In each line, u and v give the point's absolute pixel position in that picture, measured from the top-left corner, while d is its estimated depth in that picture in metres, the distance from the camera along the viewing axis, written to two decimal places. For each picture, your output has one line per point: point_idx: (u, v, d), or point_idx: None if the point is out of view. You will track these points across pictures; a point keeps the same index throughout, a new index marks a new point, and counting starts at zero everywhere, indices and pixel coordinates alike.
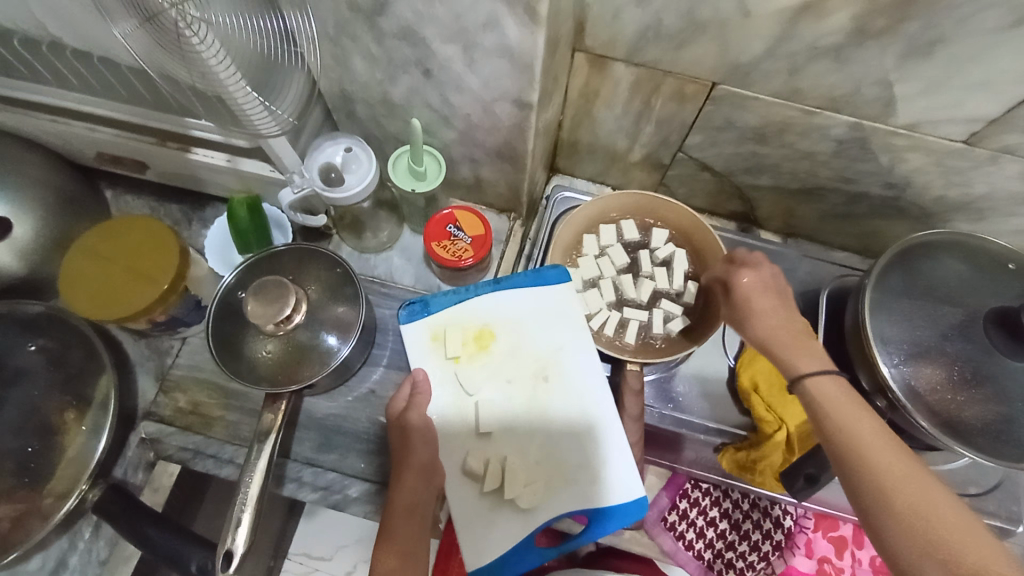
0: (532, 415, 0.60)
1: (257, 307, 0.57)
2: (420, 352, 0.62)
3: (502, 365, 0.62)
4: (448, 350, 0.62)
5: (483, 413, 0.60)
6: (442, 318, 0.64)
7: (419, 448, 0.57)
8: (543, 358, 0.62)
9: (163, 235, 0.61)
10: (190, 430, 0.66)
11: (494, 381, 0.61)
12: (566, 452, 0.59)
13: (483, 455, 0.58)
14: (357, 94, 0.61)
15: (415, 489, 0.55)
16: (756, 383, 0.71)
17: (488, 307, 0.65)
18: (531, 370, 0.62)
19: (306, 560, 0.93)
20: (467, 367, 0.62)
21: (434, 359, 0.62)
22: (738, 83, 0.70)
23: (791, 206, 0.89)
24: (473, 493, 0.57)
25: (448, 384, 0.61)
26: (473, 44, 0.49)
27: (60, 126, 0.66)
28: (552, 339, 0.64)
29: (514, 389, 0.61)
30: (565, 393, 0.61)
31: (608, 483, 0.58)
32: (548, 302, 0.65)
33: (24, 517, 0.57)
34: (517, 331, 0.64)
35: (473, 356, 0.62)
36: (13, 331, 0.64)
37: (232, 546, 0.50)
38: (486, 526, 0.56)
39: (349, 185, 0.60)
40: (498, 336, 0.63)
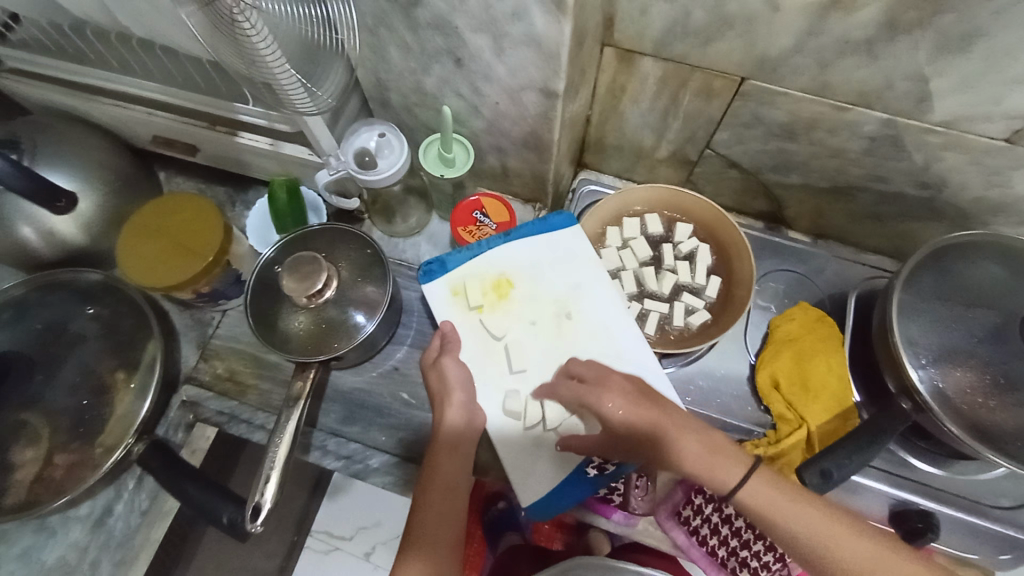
0: (560, 346, 0.66)
1: (291, 281, 0.61)
2: (443, 306, 0.67)
3: (525, 309, 0.67)
4: (471, 300, 0.67)
5: (512, 353, 0.65)
6: (461, 272, 0.68)
7: (456, 390, 0.61)
8: (562, 296, 0.67)
9: (210, 212, 0.66)
10: (225, 396, 0.70)
11: (519, 323, 0.67)
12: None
13: (516, 392, 0.64)
14: (392, 83, 0.64)
15: (455, 432, 0.59)
16: (777, 382, 0.73)
17: (503, 256, 0.69)
18: (553, 310, 0.67)
19: (327, 539, 0.96)
20: (491, 314, 0.67)
21: (457, 311, 0.67)
22: (767, 78, 0.70)
23: (821, 206, 0.88)
24: (515, 430, 0.63)
25: (473, 331, 0.66)
26: (503, 33, 0.51)
27: (123, 111, 0.71)
28: (568, 279, 0.68)
29: (540, 328, 0.66)
30: (586, 325, 0.66)
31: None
32: (561, 244, 0.69)
33: (78, 465, 0.63)
34: (534, 275, 0.68)
35: (496, 305, 0.67)
36: (76, 297, 0.70)
37: (260, 501, 0.54)
38: (533, 460, 0.62)
39: (381, 169, 0.64)
40: (516, 283, 0.68)
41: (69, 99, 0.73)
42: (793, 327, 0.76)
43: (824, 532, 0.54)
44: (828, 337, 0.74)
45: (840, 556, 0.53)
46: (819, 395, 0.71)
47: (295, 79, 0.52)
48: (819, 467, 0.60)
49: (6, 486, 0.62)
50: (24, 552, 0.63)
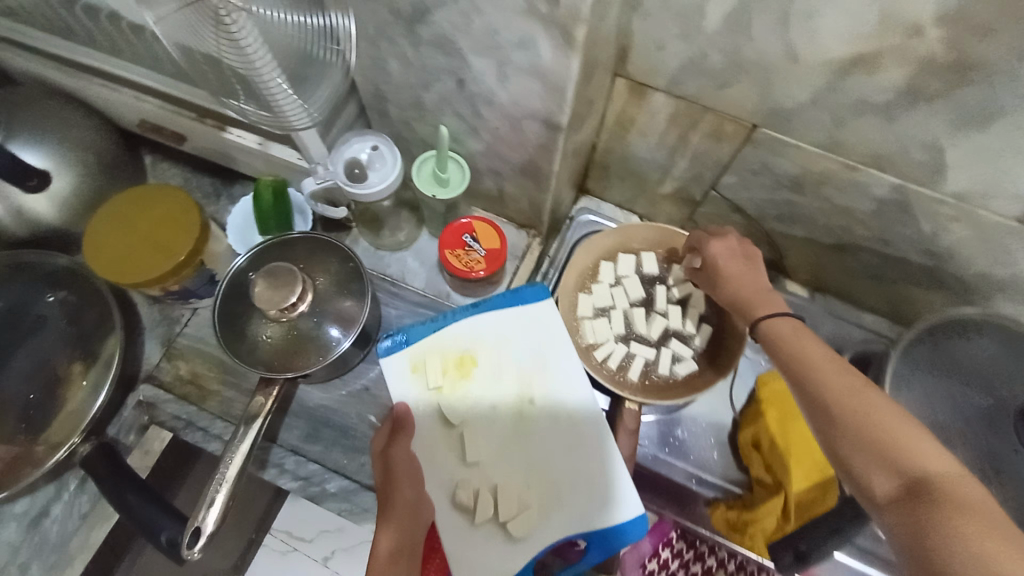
0: (521, 436, 0.59)
1: (264, 291, 0.58)
2: (399, 383, 0.60)
3: (485, 389, 0.60)
4: (429, 379, 0.60)
5: (467, 444, 0.57)
6: (422, 347, 0.61)
7: (404, 482, 0.55)
8: (527, 378, 0.61)
9: (187, 209, 0.63)
10: (185, 400, 0.67)
11: (479, 406, 0.60)
12: (558, 474, 0.58)
13: (472, 486, 0.57)
14: (391, 95, 0.61)
15: (399, 525, 0.52)
16: (757, 442, 0.71)
17: (468, 331, 0.62)
18: (517, 391, 0.60)
19: (287, 538, 0.92)
20: (449, 397, 0.60)
21: (414, 390, 0.60)
22: (780, 129, 0.67)
23: (822, 260, 0.85)
24: (462, 524, 0.56)
25: (429, 414, 0.59)
26: (506, 60, 0.49)
27: (110, 93, 0.69)
28: (536, 358, 0.62)
29: (502, 413, 0.60)
30: (551, 412, 0.60)
31: (599, 507, 0.57)
32: (535, 321, 0.63)
33: (20, 459, 0.60)
34: (499, 351, 0.62)
35: (456, 386, 0.60)
36: (42, 280, 0.67)
37: (201, 526, 0.51)
38: (479, 554, 0.55)
39: (371, 183, 0.61)
40: (479, 360, 0.61)
41: (57, 73, 0.70)
42: (781, 387, 0.72)
43: (841, 386, 0.45)
44: None
45: (859, 417, 0.43)
46: (800, 461, 0.66)
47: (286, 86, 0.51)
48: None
49: None
50: None
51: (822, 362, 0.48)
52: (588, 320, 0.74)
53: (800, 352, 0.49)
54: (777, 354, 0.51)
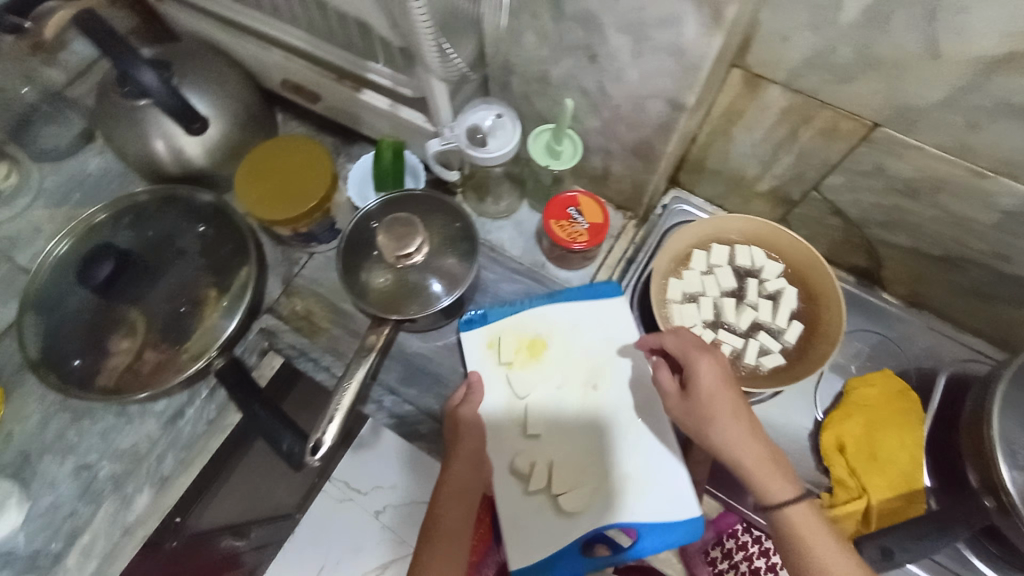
0: (583, 420, 0.67)
1: (387, 239, 0.64)
2: (477, 356, 0.70)
3: (553, 371, 0.69)
4: (502, 355, 0.70)
5: (531, 417, 0.67)
6: (499, 327, 0.71)
7: (467, 440, 0.63)
8: (595, 367, 0.69)
9: (321, 159, 0.69)
10: (299, 332, 0.74)
11: (547, 384, 0.69)
12: (614, 463, 0.65)
13: (530, 457, 0.65)
14: (518, 68, 0.64)
15: (463, 476, 0.61)
16: (842, 445, 0.71)
17: (544, 317, 0.72)
18: (581, 377, 0.69)
19: (344, 489, 0.73)
20: (519, 371, 0.69)
21: (489, 363, 0.70)
22: (903, 129, 0.66)
23: (923, 274, 0.82)
24: (518, 490, 0.64)
25: (501, 385, 0.69)
26: (646, 37, 0.51)
27: (260, 52, 0.75)
28: (604, 351, 0.70)
29: (567, 394, 0.68)
30: (614, 402, 0.68)
31: (650, 504, 0.63)
32: (605, 314, 0.72)
33: (163, 365, 0.68)
34: (571, 339, 0.71)
35: (529, 364, 0.70)
36: (188, 213, 0.75)
37: (321, 438, 0.57)
38: (531, 520, 0.63)
39: (490, 149, 0.65)
40: (550, 343, 0.71)
41: (214, 29, 0.76)
42: (871, 394, 0.73)
43: None
44: (906, 412, 0.72)
45: None
46: (884, 470, 0.69)
47: (432, 27, 0.51)
48: (879, 545, 0.62)
49: (101, 369, 0.68)
50: (104, 432, 0.69)
51: (832, 567, 0.53)
52: (677, 304, 0.76)
53: (811, 550, 0.54)
54: (789, 543, 0.56)
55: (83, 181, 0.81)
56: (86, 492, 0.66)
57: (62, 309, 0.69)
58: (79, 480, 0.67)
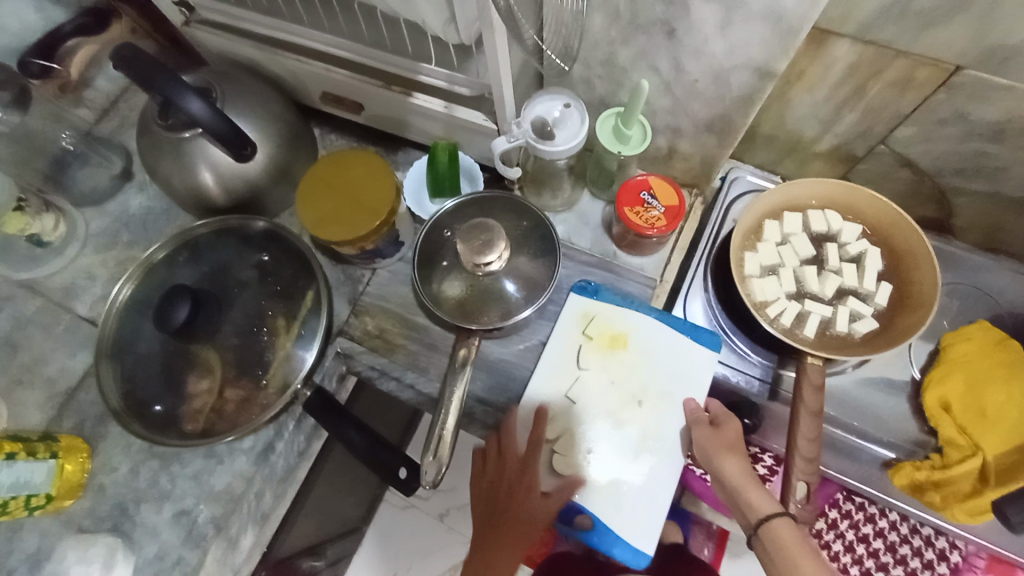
0: (610, 419, 0.66)
1: (466, 248, 0.63)
2: (567, 319, 0.70)
3: (621, 370, 0.68)
4: (588, 329, 0.69)
5: (575, 387, 0.67)
6: (600, 307, 0.70)
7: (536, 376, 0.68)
8: (652, 391, 0.67)
9: (382, 171, 0.67)
10: (376, 352, 0.72)
11: (605, 373, 0.68)
12: (609, 457, 0.64)
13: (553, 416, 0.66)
14: (581, 52, 0.61)
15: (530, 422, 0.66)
16: (948, 404, 0.67)
17: (637, 321, 0.70)
18: (637, 389, 0.67)
19: None
20: (592, 351, 0.69)
21: (572, 330, 0.70)
22: (989, 70, 0.63)
23: (1004, 218, 0.80)
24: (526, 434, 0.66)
25: (569, 351, 0.69)
26: (740, 5, 0.48)
27: (300, 66, 0.72)
28: (672, 386, 0.67)
29: (613, 390, 0.67)
30: (649, 424, 0.66)
31: (617, 508, 0.63)
32: (689, 356, 0.68)
33: (247, 401, 0.67)
34: (648, 352, 0.69)
35: (604, 352, 0.69)
36: (245, 244, 0.73)
37: (432, 468, 0.55)
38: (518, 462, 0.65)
39: (557, 141, 0.62)
40: (631, 340, 0.69)
41: (250, 50, 0.73)
42: (970, 348, 0.69)
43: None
44: (1012, 362, 0.68)
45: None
46: (998, 424, 0.65)
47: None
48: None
49: (183, 412, 0.66)
50: (195, 475, 0.68)
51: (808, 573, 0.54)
52: (757, 278, 0.72)
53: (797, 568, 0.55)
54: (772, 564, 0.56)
55: (130, 221, 0.80)
56: (189, 537, 0.65)
57: (138, 355, 0.68)
58: (180, 523, 0.66)
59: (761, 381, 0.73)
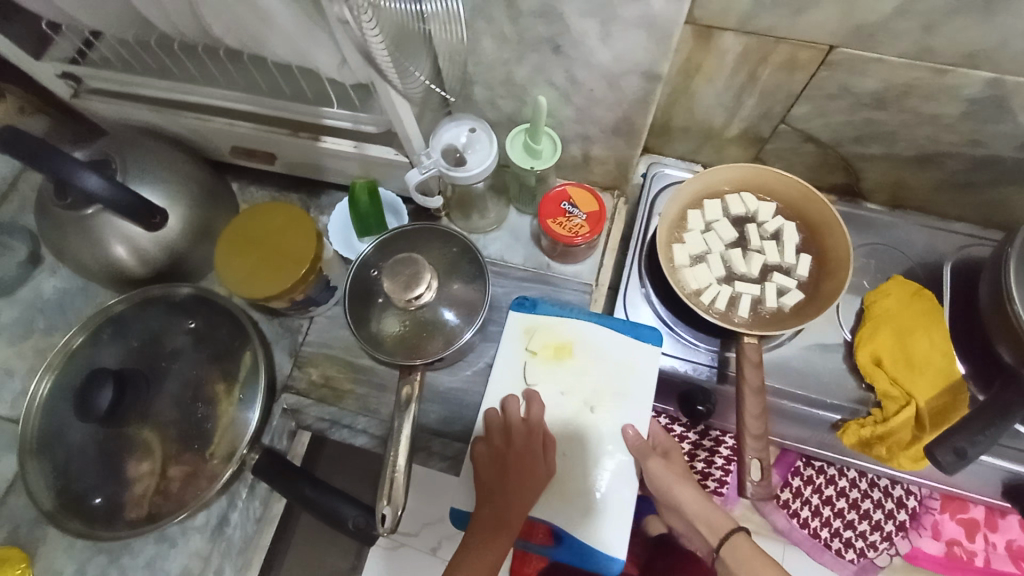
0: (567, 431, 0.65)
1: (393, 285, 0.61)
2: (508, 336, 0.69)
3: (568, 379, 0.67)
4: (530, 343, 0.68)
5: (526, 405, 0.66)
6: (540, 319, 0.70)
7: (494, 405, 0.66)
8: (603, 393, 0.66)
9: (301, 220, 0.66)
10: (324, 403, 0.70)
11: (553, 385, 0.67)
12: (573, 471, 0.64)
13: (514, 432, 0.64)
14: (479, 76, 0.62)
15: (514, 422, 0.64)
16: (879, 359, 0.71)
17: (578, 327, 0.69)
18: (588, 395, 0.66)
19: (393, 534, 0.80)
20: (538, 364, 0.68)
21: (515, 347, 0.69)
22: (860, 46, 0.67)
23: (904, 175, 0.85)
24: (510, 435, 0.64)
25: (516, 368, 0.68)
26: (613, 17, 0.49)
27: (203, 124, 0.71)
28: (621, 386, 0.67)
29: (564, 401, 0.66)
30: (603, 428, 0.65)
31: (591, 522, 0.62)
32: (636, 353, 0.68)
33: (193, 476, 0.64)
34: (594, 356, 0.68)
35: (550, 363, 0.68)
36: (174, 311, 0.71)
37: (388, 509, 0.54)
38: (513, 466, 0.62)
39: (470, 166, 0.63)
40: (575, 348, 0.69)
41: (150, 114, 0.72)
42: (890, 304, 0.73)
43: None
44: (927, 312, 0.72)
45: None
46: (925, 370, 0.69)
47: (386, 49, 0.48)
48: (952, 444, 0.55)
49: (126, 500, 0.63)
50: (149, 562, 0.65)
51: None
52: (687, 268, 0.75)
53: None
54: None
55: (47, 306, 0.77)
56: None
57: (69, 448, 0.64)
58: None
59: (708, 366, 0.74)
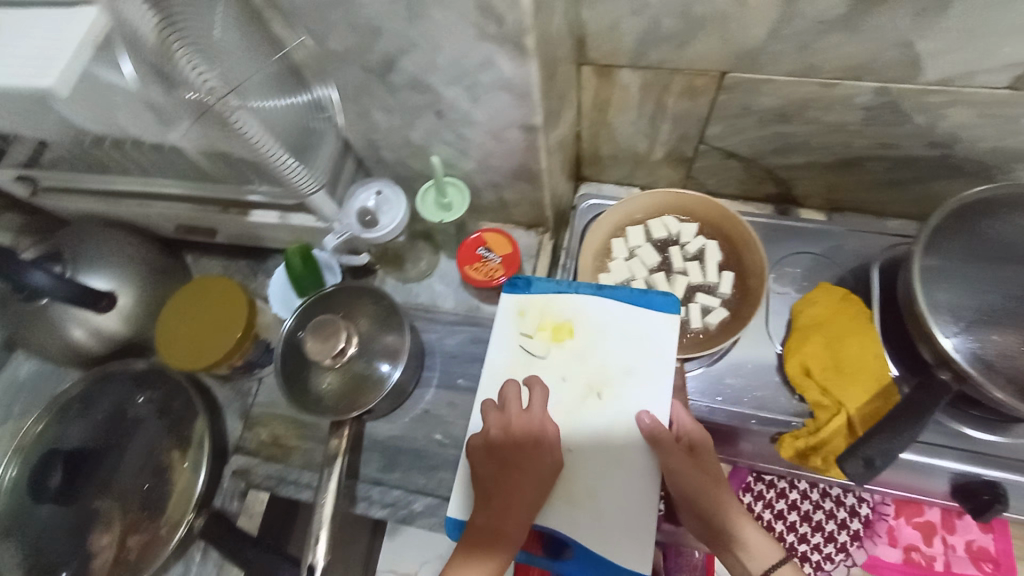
0: (573, 417, 0.61)
1: (317, 343, 0.66)
2: (503, 320, 0.65)
3: (569, 361, 0.63)
4: (526, 326, 0.64)
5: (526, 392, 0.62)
6: (538, 298, 0.66)
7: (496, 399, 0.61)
8: (610, 374, 0.62)
9: (232, 291, 0.71)
10: (272, 461, 0.73)
11: (553, 370, 0.63)
12: (583, 470, 0.58)
13: (515, 422, 0.59)
14: (383, 141, 0.66)
15: (508, 420, 0.59)
16: (808, 368, 0.71)
17: (578, 305, 0.65)
18: (592, 378, 0.62)
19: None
20: (537, 347, 0.64)
21: (511, 331, 0.65)
22: (748, 69, 0.69)
23: (831, 180, 0.85)
24: (506, 434, 0.58)
25: (514, 353, 0.64)
26: (474, 83, 0.53)
27: (148, 209, 0.77)
28: (629, 363, 0.62)
29: (566, 388, 0.62)
30: (613, 413, 0.60)
31: (604, 529, 0.57)
32: (646, 326, 0.63)
33: (148, 543, 0.66)
34: (598, 335, 0.64)
35: (549, 344, 0.64)
36: (133, 383, 0.75)
37: (314, 560, 0.56)
38: (513, 471, 0.56)
39: (384, 225, 0.67)
40: (577, 328, 0.64)
41: (101, 204, 0.79)
42: (818, 311, 0.74)
43: None
44: (856, 316, 0.72)
45: None
46: (855, 376, 0.69)
47: (274, 146, 0.53)
48: (862, 454, 0.58)
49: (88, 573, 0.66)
50: None
51: None
52: None
53: None
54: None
55: (21, 389, 0.82)
56: None
57: (36, 525, 0.68)
58: None
59: None
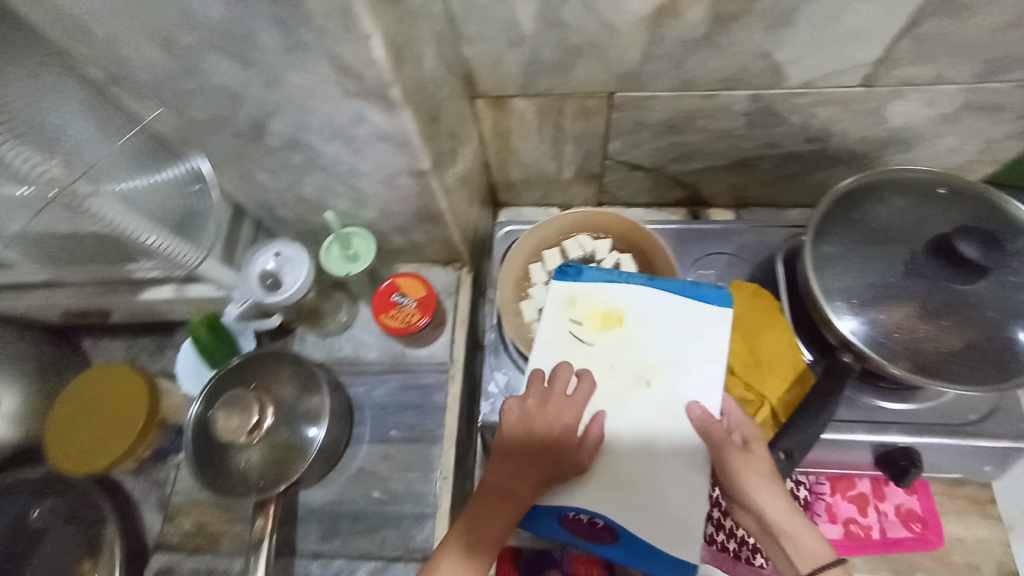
0: (619, 405, 0.58)
1: (229, 421, 0.62)
2: (553, 309, 0.62)
3: (614, 350, 0.60)
4: (575, 314, 0.61)
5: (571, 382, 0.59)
6: (587, 287, 0.62)
7: (535, 389, 0.58)
8: (658, 366, 0.59)
9: (126, 379, 0.72)
10: (200, 551, 0.68)
11: (601, 359, 0.60)
12: (628, 456, 0.56)
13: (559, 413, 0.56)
14: (276, 200, 0.64)
15: (545, 411, 0.56)
16: (731, 366, 0.73)
17: (625, 294, 0.62)
18: (637, 368, 0.59)
19: None
20: (586, 336, 0.61)
21: (559, 318, 0.62)
22: (632, 89, 0.72)
23: (730, 180, 0.90)
24: (542, 423, 0.56)
25: (562, 342, 0.61)
26: (351, 137, 0.52)
27: (24, 301, 0.70)
28: (678, 357, 0.59)
29: (612, 376, 0.59)
30: (664, 405, 0.57)
31: (641, 518, 0.55)
32: (694, 319, 0.60)
33: None
34: (649, 325, 0.60)
35: (597, 333, 0.61)
36: (32, 492, 0.68)
37: None
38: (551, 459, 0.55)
39: (287, 286, 0.64)
40: (627, 317, 0.61)
41: None
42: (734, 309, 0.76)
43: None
44: (767, 309, 0.76)
45: None
46: (773, 368, 0.72)
47: (140, 227, 0.54)
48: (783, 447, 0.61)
49: None
50: None
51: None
52: None
53: None
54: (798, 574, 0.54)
55: None
56: None
57: None
58: None
59: None
